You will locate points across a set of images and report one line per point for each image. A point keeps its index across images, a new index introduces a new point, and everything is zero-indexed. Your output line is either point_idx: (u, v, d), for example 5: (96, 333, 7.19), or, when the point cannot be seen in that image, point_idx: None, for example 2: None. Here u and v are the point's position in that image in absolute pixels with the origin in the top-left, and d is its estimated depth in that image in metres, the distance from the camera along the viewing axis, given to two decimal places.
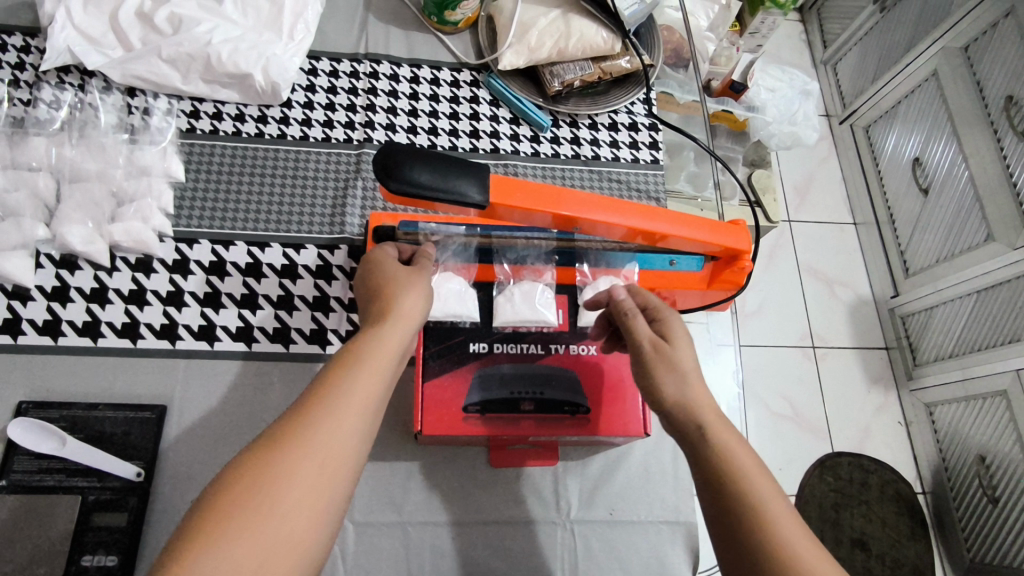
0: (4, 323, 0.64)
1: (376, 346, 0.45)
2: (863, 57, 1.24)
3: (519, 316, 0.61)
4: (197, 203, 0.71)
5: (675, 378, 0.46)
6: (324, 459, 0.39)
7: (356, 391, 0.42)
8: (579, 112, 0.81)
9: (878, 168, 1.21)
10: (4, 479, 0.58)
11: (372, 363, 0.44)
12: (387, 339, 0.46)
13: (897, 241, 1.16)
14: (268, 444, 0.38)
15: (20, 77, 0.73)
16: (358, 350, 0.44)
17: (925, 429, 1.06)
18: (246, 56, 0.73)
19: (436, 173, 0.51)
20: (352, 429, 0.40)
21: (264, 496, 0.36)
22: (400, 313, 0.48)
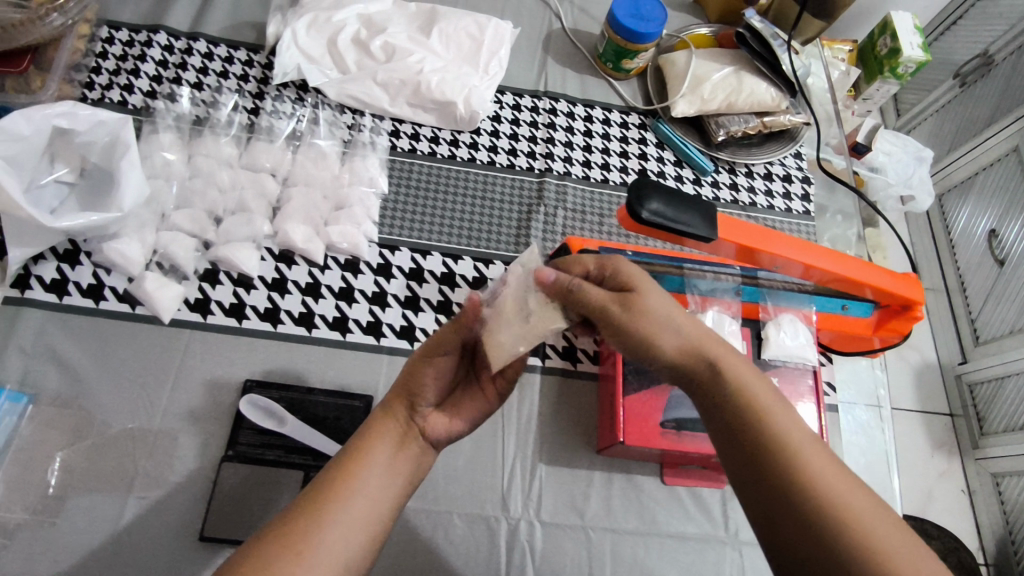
0: (231, 307, 0.70)
1: (385, 434, 0.50)
2: (941, 126, 1.09)
3: None
4: (398, 213, 0.77)
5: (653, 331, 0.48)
6: (337, 548, 0.43)
7: (367, 474, 0.47)
8: (737, 161, 0.87)
9: (950, 239, 1.05)
10: (231, 449, 0.63)
11: (376, 460, 0.48)
12: (381, 437, 0.49)
13: (969, 310, 0.99)
14: (278, 540, 0.42)
15: (245, 87, 0.81)
16: (358, 450, 0.48)
17: (993, 507, 0.88)
18: (452, 86, 0.81)
19: (672, 206, 0.57)
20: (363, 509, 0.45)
21: (303, 548, 0.41)
22: (393, 411, 0.52)
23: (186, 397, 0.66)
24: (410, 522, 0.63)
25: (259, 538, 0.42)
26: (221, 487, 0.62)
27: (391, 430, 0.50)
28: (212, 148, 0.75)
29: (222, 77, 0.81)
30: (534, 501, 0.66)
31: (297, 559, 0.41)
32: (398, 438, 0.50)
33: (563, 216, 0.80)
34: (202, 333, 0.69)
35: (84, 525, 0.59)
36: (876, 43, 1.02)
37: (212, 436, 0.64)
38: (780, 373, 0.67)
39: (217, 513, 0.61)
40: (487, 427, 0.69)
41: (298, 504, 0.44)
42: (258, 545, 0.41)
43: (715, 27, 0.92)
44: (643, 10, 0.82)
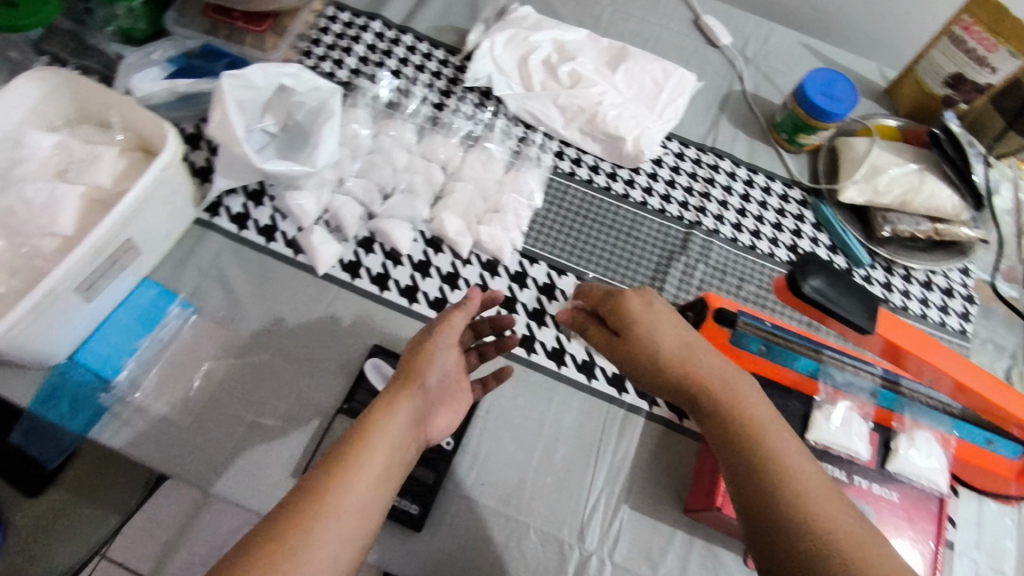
0: (376, 276, 0.75)
1: (388, 418, 0.48)
2: None
3: (833, 438, 0.63)
4: (544, 229, 0.80)
5: (661, 352, 0.49)
6: (331, 546, 0.41)
7: (373, 460, 0.45)
8: (896, 261, 0.83)
9: None
10: (347, 403, 0.68)
11: (376, 451, 0.46)
12: (388, 434, 0.47)
13: None
14: (269, 539, 0.39)
15: (436, 82, 0.88)
16: (365, 433, 0.46)
17: None
18: (626, 123, 0.83)
19: (836, 289, 0.56)
20: (361, 502, 0.43)
21: (302, 543, 0.40)
22: (400, 399, 0.49)
23: (319, 346, 0.71)
24: (490, 522, 0.64)
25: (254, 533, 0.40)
26: (332, 435, 0.66)
27: (400, 425, 0.48)
28: (398, 131, 0.82)
29: (418, 70, 0.89)
30: (610, 539, 0.66)
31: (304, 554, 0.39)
32: (403, 435, 0.48)
33: (702, 271, 0.80)
34: (347, 293, 0.74)
35: (209, 432, 0.65)
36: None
37: (333, 386, 0.69)
38: (903, 491, 0.62)
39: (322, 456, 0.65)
40: (582, 453, 0.69)
41: (296, 493, 0.42)
42: (257, 539, 0.39)
43: (904, 121, 0.89)
44: (835, 90, 0.81)
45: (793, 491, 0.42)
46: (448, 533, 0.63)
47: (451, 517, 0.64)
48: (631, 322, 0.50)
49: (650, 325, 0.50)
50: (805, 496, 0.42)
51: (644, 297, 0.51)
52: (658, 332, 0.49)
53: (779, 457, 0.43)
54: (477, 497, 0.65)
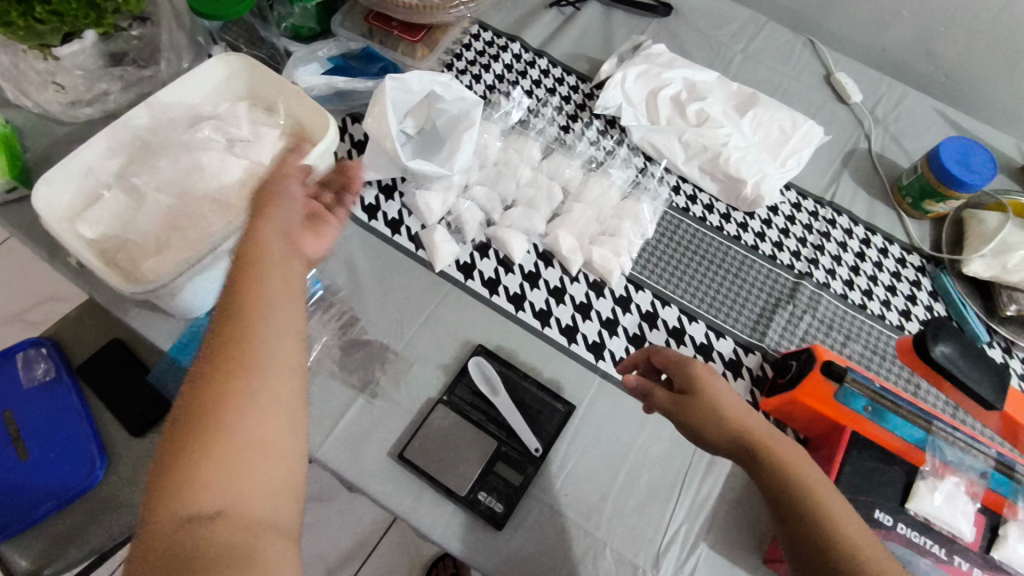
0: (488, 280, 0.79)
1: (234, 338, 0.43)
2: None
3: (936, 512, 0.60)
4: (654, 259, 0.82)
5: (725, 403, 0.57)
6: (248, 465, 0.41)
7: (261, 371, 0.43)
8: (1017, 342, 0.79)
9: None
10: (447, 395, 0.71)
11: (249, 354, 0.43)
12: (258, 348, 0.43)
13: None
14: (180, 454, 0.40)
15: (565, 107, 0.92)
16: (227, 341, 0.43)
17: None
18: (749, 166, 0.84)
19: (966, 358, 0.55)
20: (270, 415, 0.42)
21: (217, 471, 0.40)
22: (236, 311, 0.44)
23: (429, 337, 0.75)
24: (567, 533, 0.66)
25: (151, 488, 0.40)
26: (430, 423, 0.69)
27: (280, 331, 0.45)
28: (524, 148, 0.87)
29: (549, 93, 0.93)
30: (684, 574, 0.65)
31: (204, 501, 0.39)
32: (289, 351, 0.45)
33: (808, 322, 0.79)
34: (458, 292, 0.78)
35: (318, 399, 0.70)
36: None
37: (436, 377, 0.73)
38: None
39: (421, 440, 0.68)
40: (665, 483, 0.70)
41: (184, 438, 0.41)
42: (165, 471, 0.40)
43: None
44: (972, 160, 0.79)
45: (823, 510, 0.51)
46: (526, 536, 0.65)
47: (530, 521, 0.66)
48: (700, 383, 0.59)
49: (713, 388, 0.58)
50: (830, 513, 0.51)
51: (708, 367, 0.60)
52: (721, 392, 0.58)
53: (825, 508, 0.51)
54: (558, 507, 0.67)
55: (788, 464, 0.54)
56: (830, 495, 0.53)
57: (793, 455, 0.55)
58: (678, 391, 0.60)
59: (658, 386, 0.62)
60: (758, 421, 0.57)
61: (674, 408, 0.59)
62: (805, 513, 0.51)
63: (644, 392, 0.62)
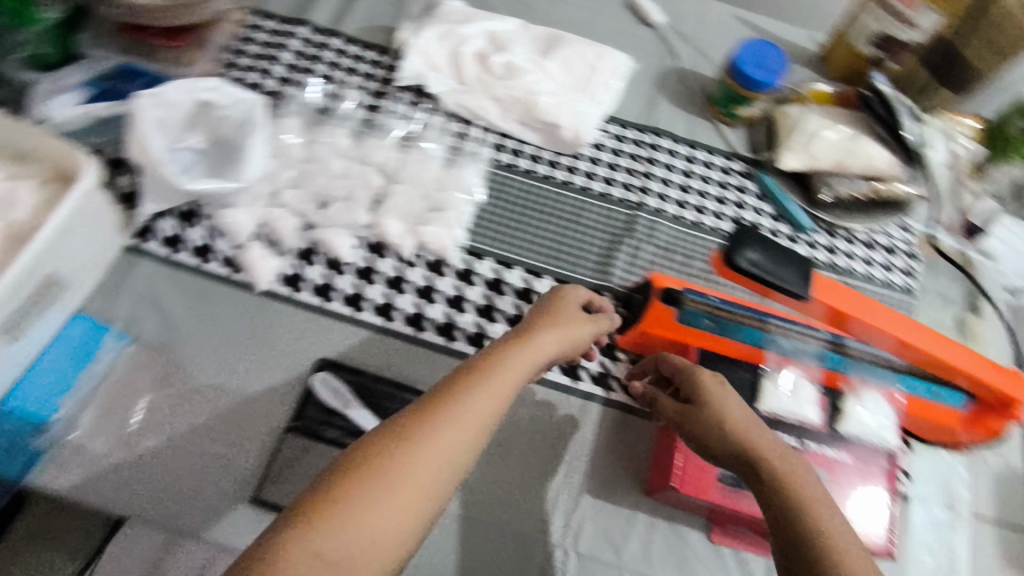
0: (320, 287, 0.74)
1: (454, 416, 0.46)
2: None
3: (783, 405, 0.63)
4: (489, 224, 0.79)
5: (726, 412, 0.54)
6: (391, 512, 0.42)
7: (433, 442, 0.44)
8: (838, 224, 0.84)
9: None
10: (296, 420, 0.67)
11: (441, 437, 0.45)
12: (457, 433, 0.45)
13: None
14: (322, 505, 0.41)
15: (369, 84, 0.85)
16: (421, 420, 0.45)
17: None
18: (563, 110, 0.83)
19: (771, 258, 0.56)
20: (433, 463, 0.44)
21: (362, 508, 0.41)
22: (450, 404, 0.47)
23: (266, 363, 0.70)
24: (451, 527, 0.64)
25: (290, 512, 0.41)
26: (282, 454, 0.65)
27: (470, 412, 0.47)
28: (331, 137, 0.80)
29: (349, 72, 0.86)
30: (573, 530, 0.65)
31: (351, 542, 0.40)
32: (466, 439, 0.46)
33: (649, 252, 0.80)
34: (289, 308, 0.73)
35: (156, 464, 0.64)
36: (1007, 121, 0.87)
37: (283, 405, 0.68)
38: (852, 449, 0.64)
39: (275, 474, 0.64)
40: (542, 446, 0.69)
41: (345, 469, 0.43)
42: (301, 510, 0.41)
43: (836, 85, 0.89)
44: (767, 60, 0.81)
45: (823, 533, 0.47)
46: None
47: None
48: (705, 392, 0.56)
49: (715, 397, 0.56)
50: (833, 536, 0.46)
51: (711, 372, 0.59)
52: (729, 403, 0.55)
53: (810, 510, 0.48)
54: None
55: (788, 477, 0.50)
56: (837, 521, 0.48)
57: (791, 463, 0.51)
58: (685, 400, 0.58)
59: (663, 394, 0.61)
60: (767, 438, 0.53)
61: (678, 417, 0.57)
62: (801, 534, 0.47)
63: (653, 400, 0.61)
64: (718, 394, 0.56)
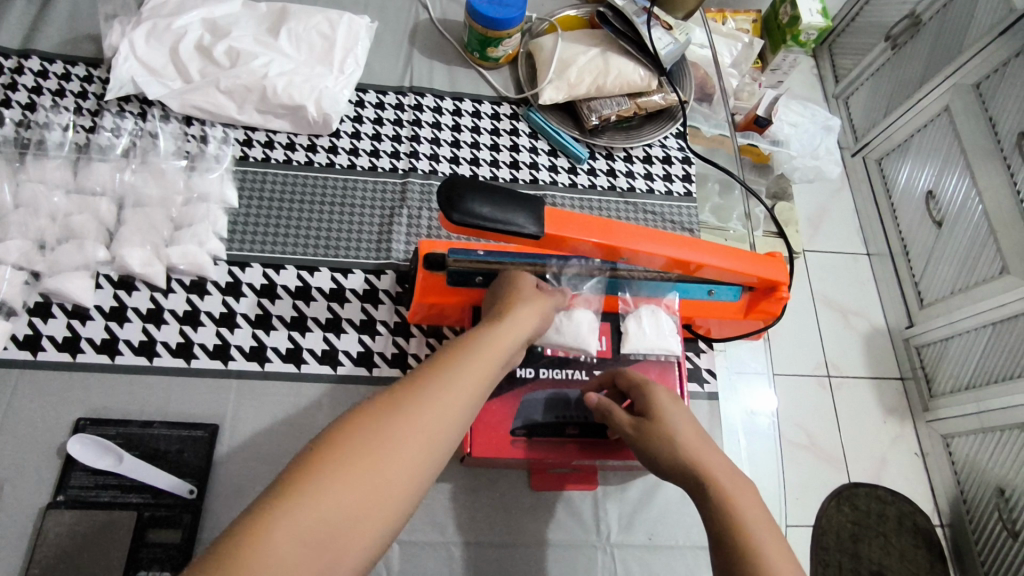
0: (64, 341, 0.66)
1: (404, 413, 0.40)
2: (875, 94, 1.14)
3: (562, 339, 0.62)
4: (250, 228, 0.73)
5: (677, 429, 0.50)
6: (332, 530, 0.35)
7: (389, 442, 0.38)
8: (615, 146, 0.84)
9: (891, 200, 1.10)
10: (60, 493, 0.59)
11: (399, 433, 0.39)
12: (413, 430, 0.40)
13: (911, 273, 1.04)
14: (246, 537, 0.33)
15: (83, 105, 0.76)
16: (373, 417, 0.40)
17: (943, 465, 0.93)
18: (301, 89, 0.77)
19: (498, 205, 0.54)
20: (393, 472, 0.38)
21: (293, 534, 0.34)
22: (407, 401, 0.41)
23: (9, 438, 0.61)
24: None
25: (213, 551, 0.33)
26: (42, 538, 0.57)
27: (440, 400, 0.42)
28: (42, 172, 0.70)
29: (57, 96, 0.76)
30: None
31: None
32: (436, 432, 0.41)
33: (428, 217, 0.77)
34: (30, 372, 0.64)
35: None
36: (779, 13, 1.15)
37: (38, 481, 0.60)
38: (642, 368, 0.64)
39: (40, 564, 0.56)
40: None
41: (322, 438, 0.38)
42: (220, 547, 0.33)
43: (583, 8, 0.88)
44: None
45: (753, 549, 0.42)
46: None
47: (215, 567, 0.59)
48: (659, 407, 0.52)
49: (669, 417, 0.51)
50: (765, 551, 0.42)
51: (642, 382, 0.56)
52: (680, 417, 0.51)
53: (750, 531, 0.43)
54: None
55: (717, 487, 0.45)
56: (778, 540, 0.43)
57: (720, 471, 0.47)
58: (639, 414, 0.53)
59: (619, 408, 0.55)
60: (710, 451, 0.48)
61: (632, 432, 0.52)
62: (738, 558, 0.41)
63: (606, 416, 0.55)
64: (668, 410, 0.51)
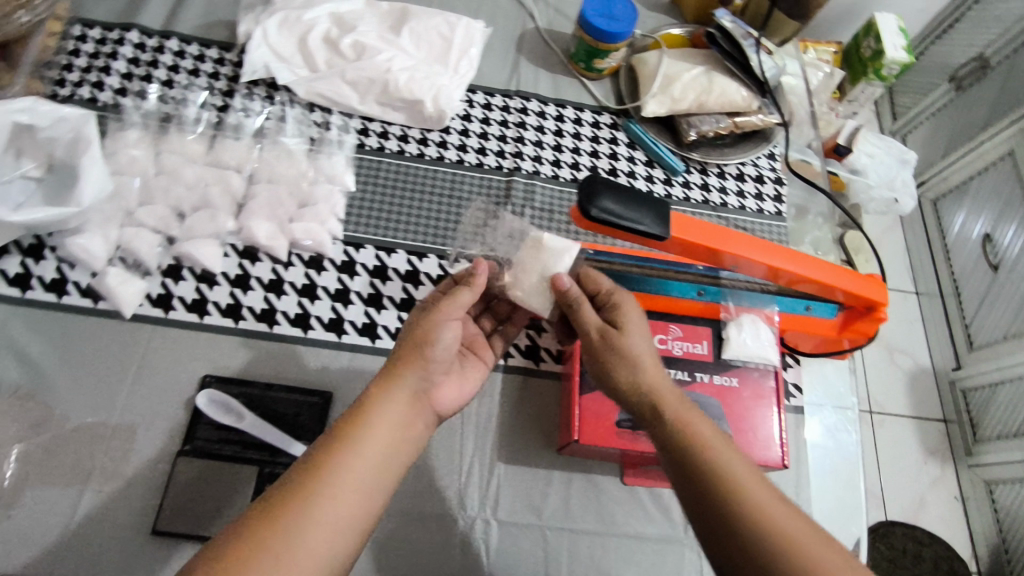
0: (193, 303, 0.70)
1: (309, 491, 0.44)
2: (934, 134, 1.14)
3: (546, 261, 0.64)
4: (365, 212, 0.77)
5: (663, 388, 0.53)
6: None
7: (300, 520, 0.43)
8: (710, 161, 0.87)
9: (945, 245, 1.10)
10: (188, 443, 0.64)
11: (312, 508, 0.43)
12: (320, 506, 0.44)
13: (963, 313, 1.03)
14: None
15: (215, 84, 0.81)
16: (281, 499, 0.43)
17: (985, 511, 0.91)
18: (420, 85, 0.81)
19: (625, 204, 0.57)
20: (306, 547, 0.42)
21: None
22: (308, 485, 0.44)
23: (149, 389, 0.66)
24: None
25: None
26: (174, 482, 0.62)
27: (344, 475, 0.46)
28: (180, 145, 0.75)
29: (192, 75, 0.82)
30: (492, 500, 0.67)
31: None
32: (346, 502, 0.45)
33: (530, 215, 0.80)
34: (163, 329, 0.69)
35: (35, 517, 0.60)
36: (860, 45, 1.12)
37: (171, 431, 0.65)
38: (741, 374, 0.67)
39: (171, 506, 0.61)
40: (447, 425, 0.69)
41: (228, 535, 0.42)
42: None
43: (687, 26, 0.91)
44: (614, 10, 0.82)
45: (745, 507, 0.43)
46: None
47: None
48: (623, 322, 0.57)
49: (625, 351, 0.55)
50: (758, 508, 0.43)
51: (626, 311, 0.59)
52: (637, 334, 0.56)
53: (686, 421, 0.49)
54: None
55: (704, 447, 0.47)
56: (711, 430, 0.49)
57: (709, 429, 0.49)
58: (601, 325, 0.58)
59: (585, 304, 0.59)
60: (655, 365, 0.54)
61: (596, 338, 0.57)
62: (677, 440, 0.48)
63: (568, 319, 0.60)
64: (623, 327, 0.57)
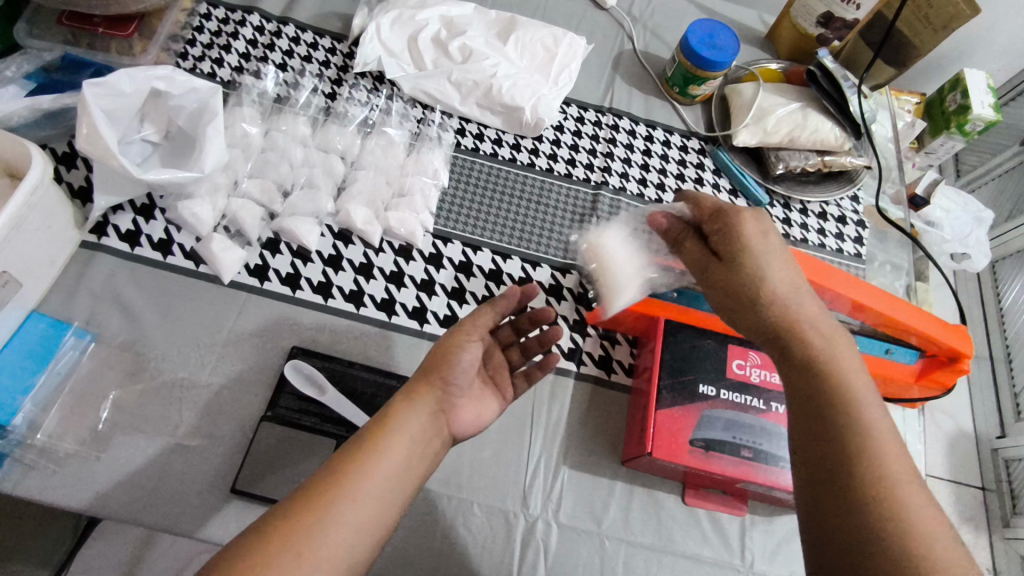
0: (287, 277, 0.73)
1: (340, 482, 0.46)
2: (999, 196, 1.00)
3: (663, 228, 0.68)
4: (456, 208, 0.79)
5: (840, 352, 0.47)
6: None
7: (331, 509, 0.44)
8: (793, 196, 0.88)
9: (1000, 311, 0.94)
10: (271, 410, 0.66)
11: (341, 502, 0.45)
12: (346, 504, 0.45)
13: (1014, 382, 0.88)
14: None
15: (326, 73, 0.85)
16: (318, 488, 0.45)
17: None
18: (522, 92, 0.83)
19: None
20: (332, 538, 0.43)
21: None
22: (342, 472, 0.46)
23: (240, 353, 0.69)
24: (422, 512, 0.65)
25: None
26: (255, 445, 0.65)
27: (371, 475, 0.47)
28: (290, 124, 0.79)
29: (305, 61, 0.86)
30: (554, 502, 0.68)
31: None
32: (367, 502, 0.45)
33: None
34: (256, 299, 0.72)
35: (121, 461, 0.63)
36: (945, 98, 0.97)
37: (256, 395, 0.67)
38: None
39: (250, 466, 0.64)
40: (516, 424, 0.70)
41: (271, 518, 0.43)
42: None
43: (785, 64, 0.93)
44: (716, 40, 0.83)
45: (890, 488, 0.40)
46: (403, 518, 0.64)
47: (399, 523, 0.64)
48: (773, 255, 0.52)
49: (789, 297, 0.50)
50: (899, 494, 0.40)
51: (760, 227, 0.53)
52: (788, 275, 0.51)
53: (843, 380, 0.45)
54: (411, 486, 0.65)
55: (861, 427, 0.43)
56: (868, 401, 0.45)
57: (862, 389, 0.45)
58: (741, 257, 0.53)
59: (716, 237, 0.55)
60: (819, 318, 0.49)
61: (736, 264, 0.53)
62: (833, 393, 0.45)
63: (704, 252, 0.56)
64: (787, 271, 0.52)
